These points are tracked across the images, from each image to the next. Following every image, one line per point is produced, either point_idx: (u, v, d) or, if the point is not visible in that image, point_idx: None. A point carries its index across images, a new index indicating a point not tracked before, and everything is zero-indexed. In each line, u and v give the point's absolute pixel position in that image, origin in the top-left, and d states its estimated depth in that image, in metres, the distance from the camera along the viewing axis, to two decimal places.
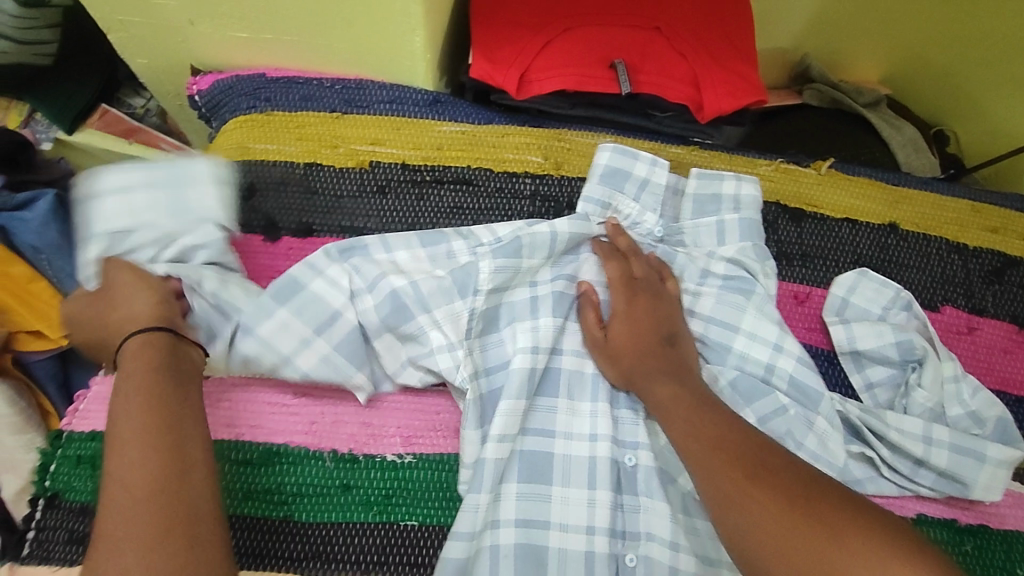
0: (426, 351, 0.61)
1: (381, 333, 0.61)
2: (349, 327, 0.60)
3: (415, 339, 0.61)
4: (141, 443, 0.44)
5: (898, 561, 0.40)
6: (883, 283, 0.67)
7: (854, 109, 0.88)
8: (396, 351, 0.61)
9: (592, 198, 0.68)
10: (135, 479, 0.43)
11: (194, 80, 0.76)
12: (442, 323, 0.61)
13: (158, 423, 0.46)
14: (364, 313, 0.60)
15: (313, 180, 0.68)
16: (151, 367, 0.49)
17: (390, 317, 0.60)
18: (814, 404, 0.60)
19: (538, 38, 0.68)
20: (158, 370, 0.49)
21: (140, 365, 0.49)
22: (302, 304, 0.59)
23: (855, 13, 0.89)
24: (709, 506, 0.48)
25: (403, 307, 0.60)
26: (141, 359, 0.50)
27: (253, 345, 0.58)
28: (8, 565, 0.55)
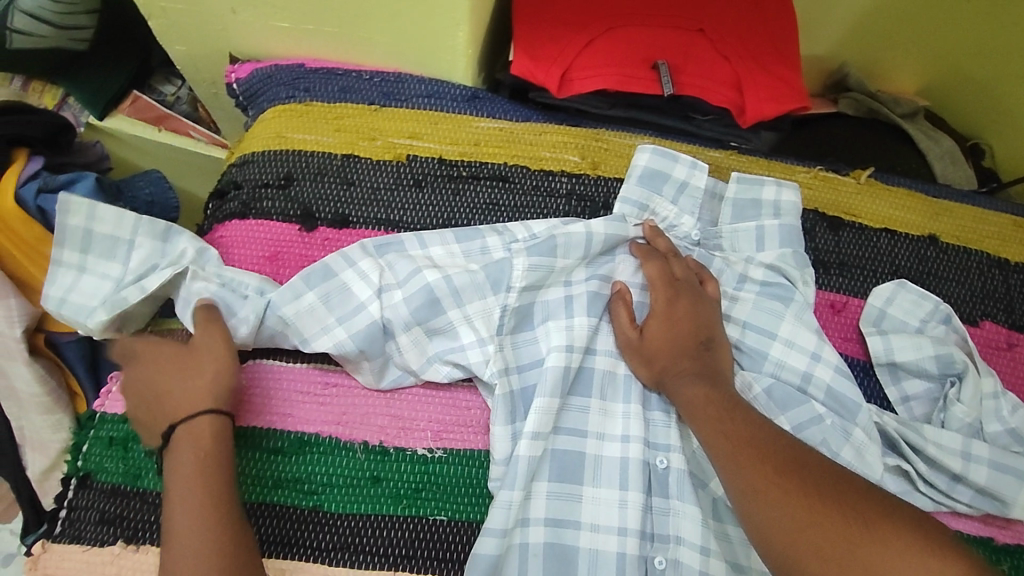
0: (458, 349, 0.60)
1: (406, 327, 0.60)
2: (375, 321, 0.60)
3: (444, 334, 0.61)
4: (196, 538, 0.46)
5: (913, 554, 0.43)
6: (922, 295, 0.66)
7: (891, 120, 0.85)
8: (421, 346, 0.60)
9: (630, 199, 0.67)
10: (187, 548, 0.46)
11: (232, 68, 0.76)
12: (473, 317, 0.61)
13: (213, 516, 0.47)
14: (392, 308, 0.60)
15: (350, 172, 0.68)
16: (208, 453, 0.50)
17: (415, 311, 0.60)
18: (851, 415, 0.60)
19: (581, 36, 0.68)
20: (215, 456, 0.50)
21: (196, 449, 0.50)
22: (331, 293, 0.60)
23: (895, 22, 0.89)
24: (731, 497, 0.50)
25: (431, 302, 0.60)
26: (198, 440, 0.51)
27: (279, 321, 0.59)
28: (40, 542, 0.54)
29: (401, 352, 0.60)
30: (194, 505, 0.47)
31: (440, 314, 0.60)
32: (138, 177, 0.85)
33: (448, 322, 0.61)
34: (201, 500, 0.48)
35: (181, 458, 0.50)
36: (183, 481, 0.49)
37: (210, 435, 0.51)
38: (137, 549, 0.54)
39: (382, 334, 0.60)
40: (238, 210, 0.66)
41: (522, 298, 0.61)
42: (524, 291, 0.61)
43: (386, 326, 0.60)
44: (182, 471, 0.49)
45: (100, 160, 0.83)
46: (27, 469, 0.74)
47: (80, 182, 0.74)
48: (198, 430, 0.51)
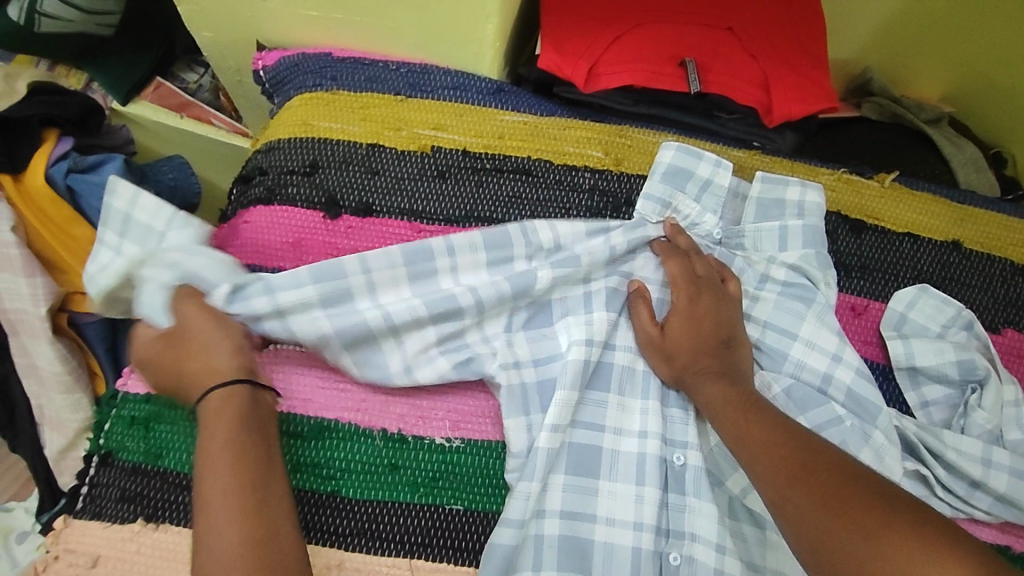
0: (464, 344, 0.60)
1: (409, 328, 0.59)
2: (377, 327, 0.58)
3: (452, 337, 0.60)
4: (229, 505, 0.44)
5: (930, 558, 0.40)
6: (945, 300, 0.65)
7: (914, 125, 0.84)
8: (428, 348, 0.59)
9: (653, 196, 0.67)
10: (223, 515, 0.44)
11: (259, 55, 0.76)
12: (487, 316, 0.61)
13: (246, 483, 0.46)
14: (393, 309, 0.59)
15: (375, 161, 0.69)
16: (232, 423, 0.49)
17: (421, 308, 0.59)
18: (871, 418, 0.59)
19: (609, 31, 0.69)
20: (239, 426, 0.49)
21: (220, 420, 0.49)
22: (334, 293, 0.59)
23: (921, 28, 0.88)
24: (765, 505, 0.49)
25: (447, 300, 0.59)
26: (224, 411, 0.50)
27: (278, 322, 0.58)
28: (62, 517, 0.55)
29: (404, 356, 0.59)
30: (222, 476, 0.46)
31: (454, 317, 0.60)
32: (162, 162, 0.86)
33: (460, 319, 0.60)
34: (228, 469, 0.46)
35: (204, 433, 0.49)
36: (208, 453, 0.47)
37: (230, 407, 0.50)
38: (157, 527, 0.54)
39: (386, 338, 0.59)
40: (264, 195, 0.67)
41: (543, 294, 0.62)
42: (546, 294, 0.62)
43: (388, 328, 0.59)
44: (208, 442, 0.48)
45: (127, 145, 0.84)
46: (45, 448, 0.74)
47: (107, 164, 0.74)
48: (215, 405, 0.50)
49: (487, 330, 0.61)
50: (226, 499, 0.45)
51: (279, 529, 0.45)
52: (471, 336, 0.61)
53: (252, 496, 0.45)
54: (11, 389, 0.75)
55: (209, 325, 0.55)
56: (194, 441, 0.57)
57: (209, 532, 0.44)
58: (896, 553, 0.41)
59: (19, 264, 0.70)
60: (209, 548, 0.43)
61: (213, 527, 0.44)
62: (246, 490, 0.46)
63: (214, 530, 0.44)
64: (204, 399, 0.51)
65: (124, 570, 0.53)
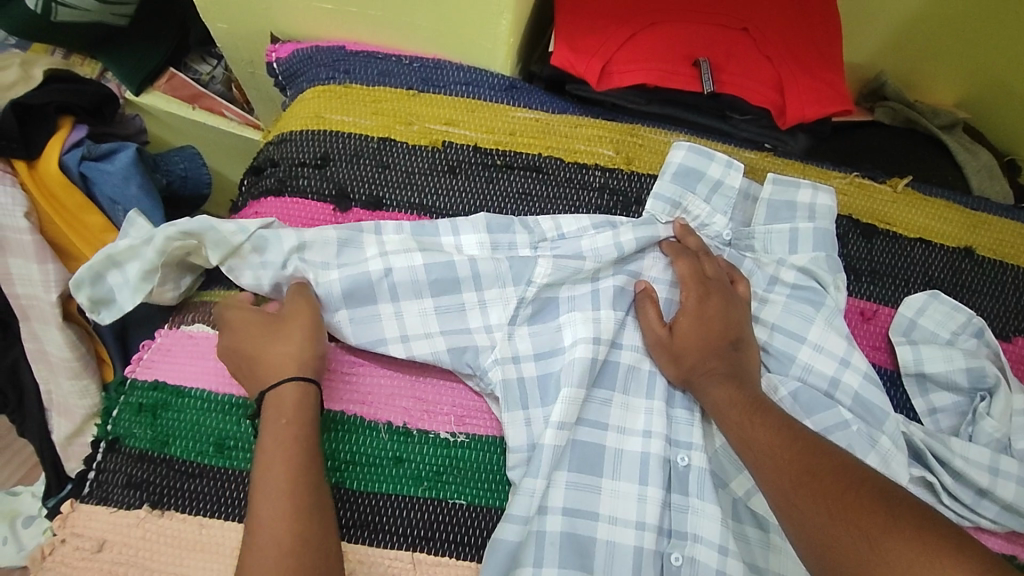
0: (465, 332, 0.60)
1: (409, 295, 0.60)
2: (378, 285, 0.60)
3: (451, 320, 0.60)
4: (285, 506, 0.46)
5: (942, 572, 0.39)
6: (955, 307, 0.65)
7: (928, 130, 0.84)
8: (427, 326, 0.60)
9: (662, 196, 0.67)
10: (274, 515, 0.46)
11: (273, 48, 0.77)
12: (488, 302, 0.61)
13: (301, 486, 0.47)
14: (396, 269, 0.60)
15: (386, 155, 0.69)
16: (297, 417, 0.51)
17: (422, 278, 0.60)
18: (878, 423, 0.59)
19: (623, 30, 0.69)
20: (304, 419, 0.51)
21: (286, 410, 0.51)
22: (350, 260, 0.61)
23: (936, 33, 0.87)
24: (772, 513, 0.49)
25: (448, 274, 0.61)
26: (285, 407, 0.51)
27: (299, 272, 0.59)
28: (69, 502, 0.55)
29: (403, 329, 0.60)
30: (277, 473, 0.48)
31: (455, 295, 0.61)
32: (173, 153, 0.87)
33: (460, 305, 0.61)
34: (286, 460, 0.48)
35: (270, 421, 0.51)
36: (274, 440, 0.49)
37: (300, 401, 0.52)
38: (162, 514, 0.55)
39: (385, 308, 0.60)
40: (275, 186, 0.67)
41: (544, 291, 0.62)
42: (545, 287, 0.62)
43: (388, 291, 0.60)
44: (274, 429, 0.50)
45: (138, 134, 0.85)
46: (53, 433, 0.74)
47: (120, 152, 0.76)
48: (289, 394, 0.52)
49: (488, 316, 0.61)
50: (281, 489, 0.47)
51: (324, 532, 0.47)
52: (475, 330, 0.60)
53: (302, 489, 0.47)
54: (20, 375, 0.75)
55: (287, 329, 0.56)
56: (199, 429, 0.58)
57: (259, 518, 0.46)
58: (895, 558, 0.41)
59: (31, 250, 0.70)
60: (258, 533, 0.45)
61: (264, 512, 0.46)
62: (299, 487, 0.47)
63: (266, 516, 0.46)
64: (273, 388, 0.53)
65: (128, 557, 0.53)
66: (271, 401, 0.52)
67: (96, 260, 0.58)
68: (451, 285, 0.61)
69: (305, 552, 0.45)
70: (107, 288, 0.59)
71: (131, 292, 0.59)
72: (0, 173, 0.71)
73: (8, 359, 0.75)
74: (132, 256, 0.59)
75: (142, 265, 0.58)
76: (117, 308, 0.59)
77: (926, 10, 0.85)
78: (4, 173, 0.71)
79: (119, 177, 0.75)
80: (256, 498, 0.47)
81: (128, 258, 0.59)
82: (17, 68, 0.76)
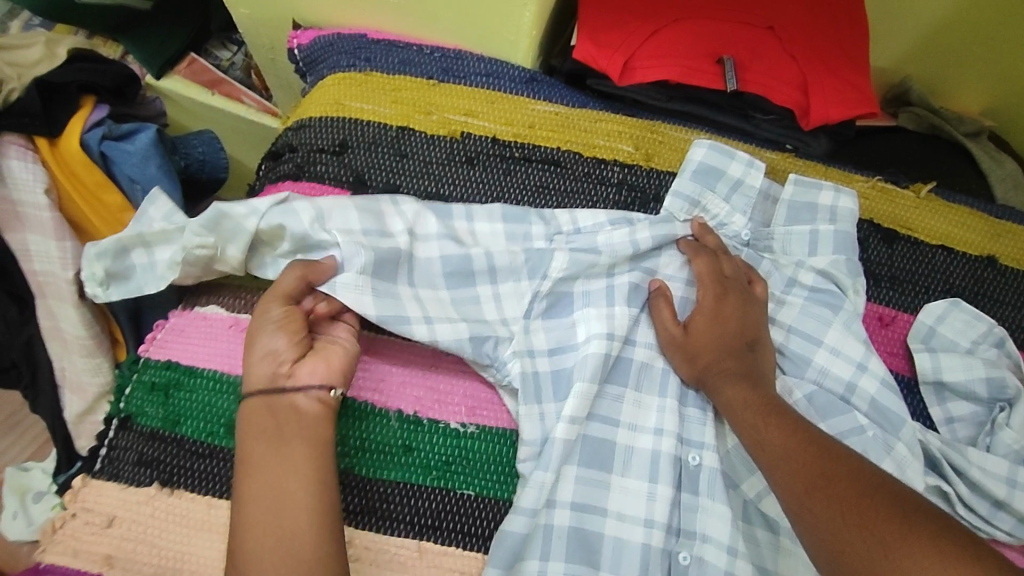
0: (487, 322, 0.60)
1: (425, 283, 0.60)
2: (400, 259, 0.59)
3: (471, 312, 0.60)
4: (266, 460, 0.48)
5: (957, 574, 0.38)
6: (976, 316, 0.64)
7: (953, 137, 0.83)
8: (448, 313, 0.59)
9: (681, 194, 0.67)
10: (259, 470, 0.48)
11: (295, 34, 0.77)
12: (504, 296, 0.61)
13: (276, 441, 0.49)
14: (420, 250, 0.61)
15: (404, 144, 0.69)
16: (269, 432, 0.50)
17: (438, 266, 0.61)
18: (895, 430, 0.58)
19: (646, 26, 0.69)
20: (272, 434, 0.50)
21: (258, 426, 0.50)
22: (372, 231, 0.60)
23: (964, 40, 0.86)
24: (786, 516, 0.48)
25: (464, 264, 0.61)
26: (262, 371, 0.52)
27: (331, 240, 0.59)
28: (79, 477, 0.55)
29: (427, 312, 0.59)
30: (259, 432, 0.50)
31: (470, 286, 0.61)
32: (192, 137, 0.87)
33: (476, 297, 0.61)
34: (263, 481, 0.48)
35: (247, 442, 0.50)
36: (251, 462, 0.49)
37: (272, 413, 0.51)
38: (170, 493, 0.55)
39: (404, 288, 0.59)
40: (292, 171, 0.67)
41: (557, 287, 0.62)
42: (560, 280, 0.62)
43: (409, 268, 0.60)
44: (250, 448, 0.49)
45: (157, 116, 0.86)
46: (65, 410, 0.74)
47: (141, 132, 0.76)
48: (256, 408, 0.51)
49: (504, 309, 0.60)
50: (263, 511, 0.47)
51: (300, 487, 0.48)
52: (492, 321, 0.60)
53: (280, 506, 0.47)
54: (35, 353, 0.75)
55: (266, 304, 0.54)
56: (211, 410, 0.58)
57: (246, 542, 0.46)
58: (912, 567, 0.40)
59: (50, 228, 0.71)
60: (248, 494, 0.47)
61: (250, 538, 0.46)
62: (280, 507, 0.47)
63: (253, 540, 0.46)
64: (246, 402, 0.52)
65: (137, 534, 0.54)
66: (244, 419, 0.51)
67: (127, 233, 0.58)
68: (466, 274, 0.61)
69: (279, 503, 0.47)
70: (128, 264, 0.59)
71: (152, 276, 0.59)
72: (22, 150, 0.71)
73: (24, 336, 0.74)
74: (163, 239, 0.59)
75: (172, 252, 0.59)
76: (131, 286, 0.59)
77: (954, 15, 0.84)
78: (26, 150, 0.71)
79: (138, 157, 0.75)
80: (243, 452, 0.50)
81: (158, 241, 0.59)
82: (43, 46, 0.76)
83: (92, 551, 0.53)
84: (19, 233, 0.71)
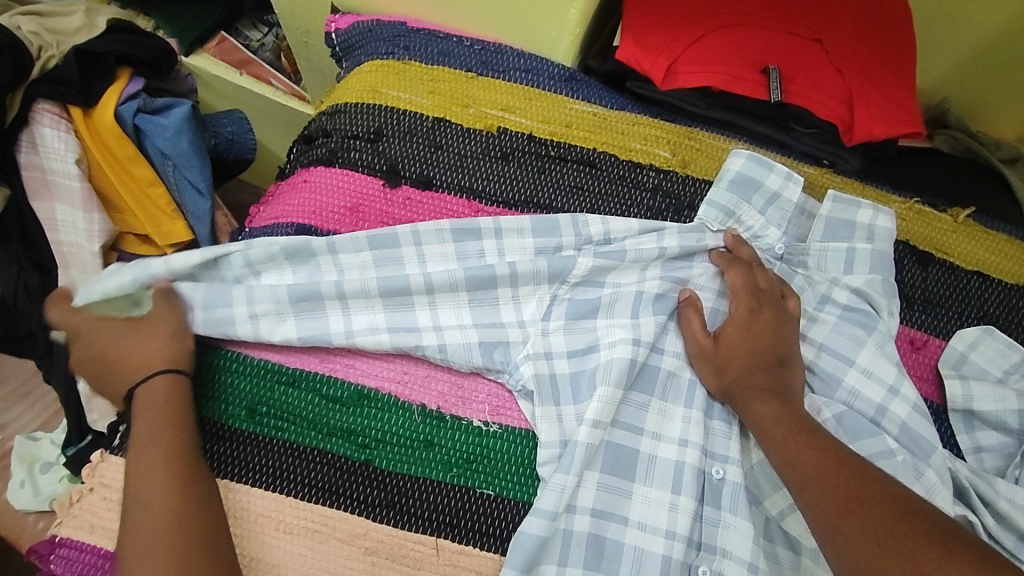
0: (498, 326, 0.60)
1: (445, 291, 0.59)
2: (417, 293, 0.59)
3: (486, 315, 0.60)
4: (158, 442, 0.49)
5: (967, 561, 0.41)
6: (1009, 345, 0.63)
7: (990, 162, 0.80)
8: (460, 319, 0.59)
9: (716, 203, 0.65)
10: (153, 452, 0.49)
11: (334, 18, 0.76)
12: (522, 298, 0.60)
13: (177, 425, 0.51)
14: (434, 271, 0.59)
15: (439, 135, 0.68)
16: (175, 411, 0.51)
17: (460, 276, 0.59)
18: (925, 455, 0.57)
19: (691, 31, 0.68)
20: (180, 413, 0.51)
21: (155, 410, 0.51)
22: (385, 255, 0.60)
23: (1007, 59, 0.84)
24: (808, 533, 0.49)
25: (485, 272, 0.59)
26: (156, 392, 0.52)
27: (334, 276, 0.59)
28: (99, 452, 0.55)
29: (436, 320, 0.59)
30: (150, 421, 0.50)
31: (490, 288, 0.60)
32: (222, 115, 0.87)
33: (493, 299, 0.60)
34: (167, 460, 0.48)
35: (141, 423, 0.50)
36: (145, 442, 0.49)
37: (174, 396, 0.52)
38: None
39: (420, 299, 0.59)
40: (325, 156, 0.66)
41: (575, 292, 0.61)
42: (577, 285, 0.61)
43: (425, 289, 0.59)
44: (146, 439, 0.49)
45: (190, 92, 0.85)
46: (78, 386, 0.72)
47: (174, 108, 0.76)
48: (159, 391, 0.52)
49: (523, 311, 0.60)
50: (164, 486, 0.47)
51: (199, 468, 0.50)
52: (508, 324, 0.60)
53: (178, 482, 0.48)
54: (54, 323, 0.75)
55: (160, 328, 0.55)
56: (234, 392, 0.56)
57: (137, 521, 0.46)
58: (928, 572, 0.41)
59: (78, 197, 0.72)
60: (142, 476, 0.48)
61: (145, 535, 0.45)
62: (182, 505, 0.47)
63: (146, 512, 0.46)
64: (140, 386, 0.52)
65: None
66: (139, 401, 0.52)
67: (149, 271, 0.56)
68: (486, 283, 0.59)
69: (182, 479, 0.48)
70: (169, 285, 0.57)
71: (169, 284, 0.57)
72: (57, 119, 0.71)
73: (43, 305, 0.74)
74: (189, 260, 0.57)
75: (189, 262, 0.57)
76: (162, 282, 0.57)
77: (995, 39, 0.83)
78: (60, 119, 0.71)
79: (171, 132, 0.75)
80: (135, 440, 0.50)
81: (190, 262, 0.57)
82: (82, 14, 0.76)
83: (108, 528, 0.52)
84: (47, 202, 0.72)
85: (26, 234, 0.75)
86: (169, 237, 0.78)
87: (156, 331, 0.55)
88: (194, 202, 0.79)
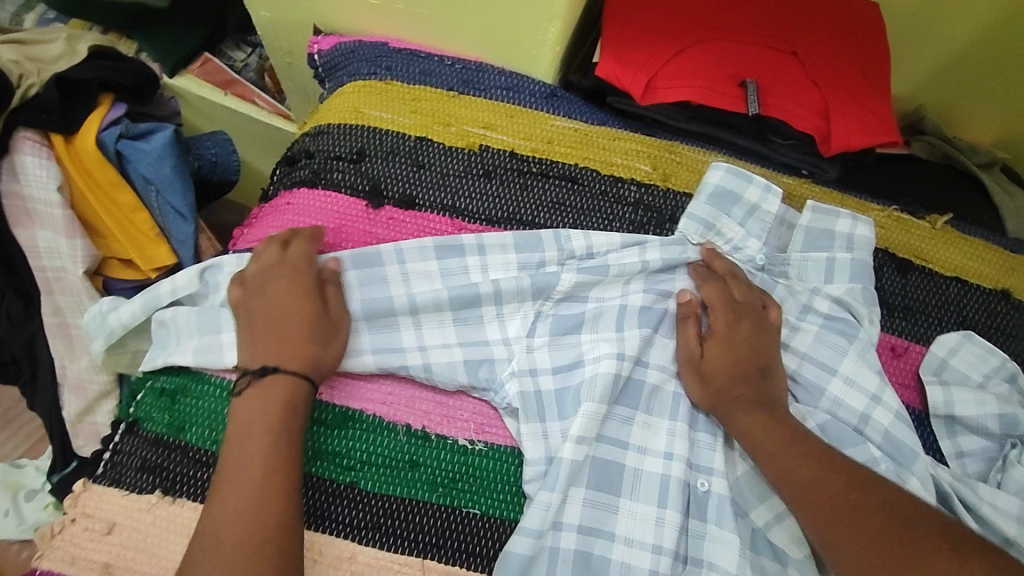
0: (483, 344, 0.60)
1: (428, 309, 0.60)
2: (401, 314, 0.59)
3: (471, 334, 0.60)
4: (256, 433, 0.49)
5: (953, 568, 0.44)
6: (989, 350, 0.64)
7: (966, 168, 0.82)
8: (444, 339, 0.59)
9: (697, 216, 0.66)
10: (253, 440, 0.48)
11: (315, 40, 0.77)
12: (506, 316, 0.61)
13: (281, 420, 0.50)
14: (418, 293, 0.59)
15: (421, 154, 0.68)
16: (282, 407, 0.50)
17: (444, 295, 0.59)
18: (907, 463, 0.58)
19: (669, 46, 0.69)
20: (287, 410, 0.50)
21: (266, 403, 0.50)
22: (369, 275, 0.60)
23: (984, 65, 0.85)
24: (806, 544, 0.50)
25: (469, 291, 0.60)
26: (279, 386, 0.51)
27: None
28: (82, 480, 0.55)
29: (421, 340, 0.59)
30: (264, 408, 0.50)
31: (473, 307, 0.60)
32: (206, 137, 0.88)
33: (477, 317, 0.60)
34: (263, 450, 0.48)
35: (247, 415, 0.50)
36: (251, 437, 0.48)
37: (290, 395, 0.51)
38: (173, 501, 0.53)
39: (405, 319, 0.59)
40: (308, 178, 0.67)
41: (559, 309, 0.61)
42: (561, 302, 0.62)
43: (410, 310, 0.59)
44: (249, 427, 0.49)
45: (172, 116, 0.85)
46: (63, 410, 0.72)
47: (158, 132, 0.77)
48: (282, 387, 0.51)
49: (507, 329, 0.61)
50: (249, 476, 0.46)
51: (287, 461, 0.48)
52: (493, 342, 0.60)
53: (276, 484, 0.47)
54: (36, 349, 0.74)
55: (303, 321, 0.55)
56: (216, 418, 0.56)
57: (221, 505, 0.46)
58: None
59: (61, 224, 0.71)
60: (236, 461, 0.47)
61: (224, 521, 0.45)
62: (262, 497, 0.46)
63: (229, 497, 0.46)
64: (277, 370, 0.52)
65: (136, 542, 0.52)
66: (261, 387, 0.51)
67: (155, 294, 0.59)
68: (470, 301, 0.60)
69: (268, 472, 0.47)
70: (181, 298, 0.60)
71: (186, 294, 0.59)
72: (37, 146, 0.71)
73: (27, 332, 0.74)
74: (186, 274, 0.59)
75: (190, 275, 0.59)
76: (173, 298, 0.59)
77: (967, 48, 0.84)
78: (41, 146, 0.71)
79: (154, 156, 0.76)
80: (239, 425, 0.49)
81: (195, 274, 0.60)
82: (63, 41, 0.77)
83: (89, 559, 0.52)
84: (29, 228, 0.72)
85: (9, 261, 0.73)
86: (154, 260, 0.78)
87: (321, 331, 0.55)
88: (178, 225, 0.79)
